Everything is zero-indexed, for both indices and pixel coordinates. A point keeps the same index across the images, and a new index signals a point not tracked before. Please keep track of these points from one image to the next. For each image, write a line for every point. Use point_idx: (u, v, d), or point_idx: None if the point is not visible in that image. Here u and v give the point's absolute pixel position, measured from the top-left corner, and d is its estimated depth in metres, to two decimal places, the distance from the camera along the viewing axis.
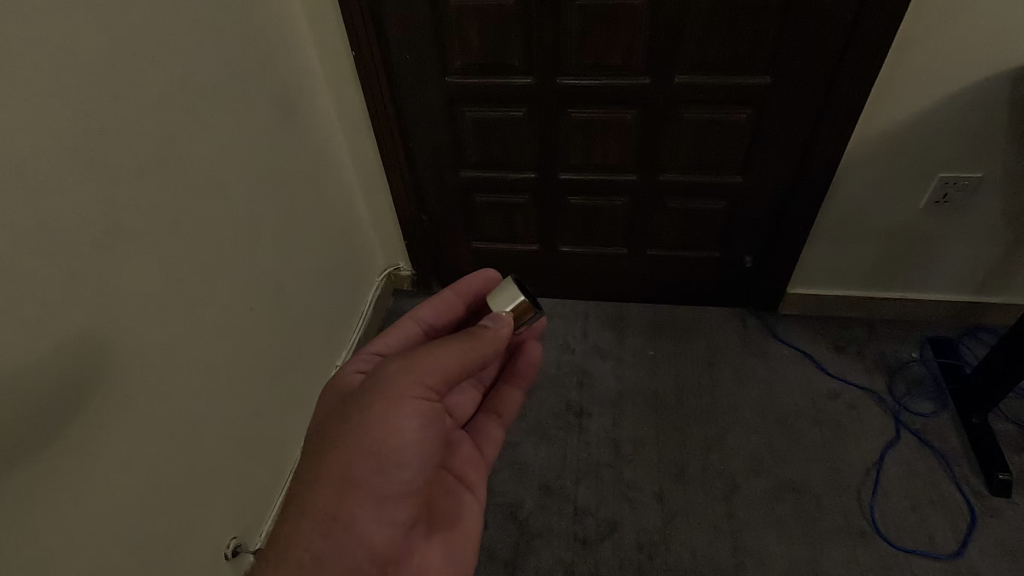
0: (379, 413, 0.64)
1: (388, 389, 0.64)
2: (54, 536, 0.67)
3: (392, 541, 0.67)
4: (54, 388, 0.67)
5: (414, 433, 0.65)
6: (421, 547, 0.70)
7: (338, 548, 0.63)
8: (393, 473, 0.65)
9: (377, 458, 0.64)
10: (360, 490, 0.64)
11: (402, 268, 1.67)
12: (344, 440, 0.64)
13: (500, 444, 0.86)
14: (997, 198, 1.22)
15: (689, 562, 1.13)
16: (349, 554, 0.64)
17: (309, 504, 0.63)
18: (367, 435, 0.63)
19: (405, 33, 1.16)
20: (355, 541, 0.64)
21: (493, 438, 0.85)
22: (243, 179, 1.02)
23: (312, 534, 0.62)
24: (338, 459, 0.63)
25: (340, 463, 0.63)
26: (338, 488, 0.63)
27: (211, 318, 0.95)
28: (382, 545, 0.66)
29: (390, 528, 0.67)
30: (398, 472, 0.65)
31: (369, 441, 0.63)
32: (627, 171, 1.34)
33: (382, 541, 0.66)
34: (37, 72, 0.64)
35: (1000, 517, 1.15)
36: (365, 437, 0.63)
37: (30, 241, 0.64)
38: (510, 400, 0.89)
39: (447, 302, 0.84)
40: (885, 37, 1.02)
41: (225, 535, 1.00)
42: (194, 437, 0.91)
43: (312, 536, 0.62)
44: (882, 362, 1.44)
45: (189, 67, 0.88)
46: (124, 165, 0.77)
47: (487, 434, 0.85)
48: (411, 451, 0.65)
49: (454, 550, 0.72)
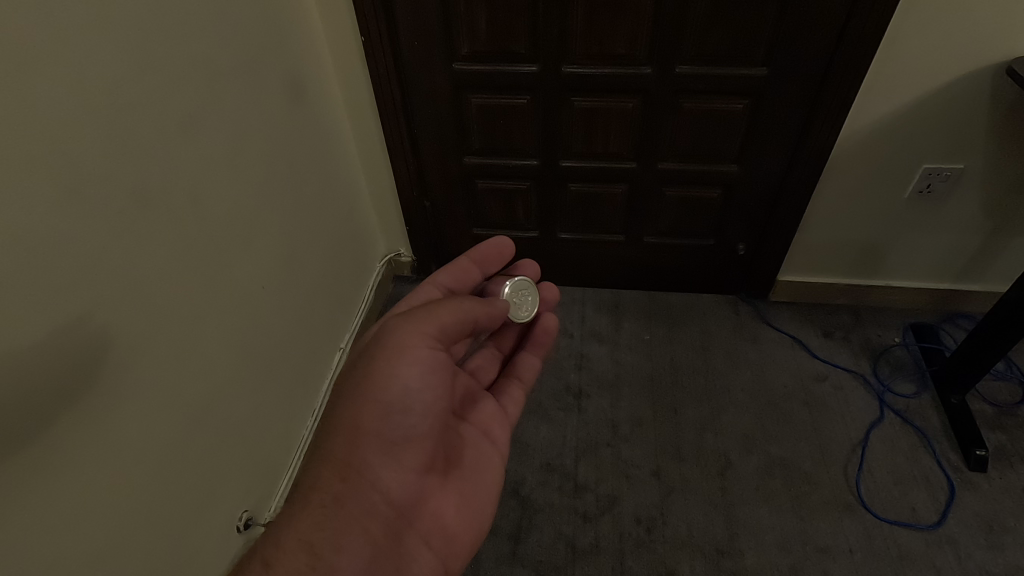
0: (380, 364, 0.70)
1: (386, 343, 0.71)
2: (77, 499, 0.69)
3: (407, 486, 0.72)
4: (81, 355, 0.69)
5: (414, 378, 0.71)
6: (437, 495, 0.74)
7: (354, 491, 0.70)
8: (401, 418, 0.71)
9: (382, 405, 0.70)
10: (370, 435, 0.70)
11: (403, 254, 1.70)
12: (352, 391, 0.71)
13: (523, 404, 0.91)
14: (976, 189, 1.29)
15: (686, 534, 1.17)
16: (368, 496, 0.70)
17: (328, 451, 0.70)
18: (371, 384, 0.70)
19: (414, 21, 1.18)
20: (371, 484, 0.70)
21: (515, 399, 0.90)
22: (257, 160, 1.04)
23: (330, 479, 0.69)
24: (347, 408, 0.70)
25: (349, 411, 0.70)
26: (349, 434, 0.70)
27: (226, 294, 0.96)
28: (399, 492, 0.72)
29: (405, 473, 0.72)
30: (405, 417, 0.71)
31: (374, 388, 0.70)
32: (627, 159, 1.38)
33: (398, 489, 0.72)
34: (70, 46, 0.67)
35: (977, 490, 1.22)
36: (369, 386, 0.70)
37: (62, 210, 0.66)
38: (530, 365, 0.95)
39: (464, 269, 0.91)
40: (877, 33, 1.07)
41: (237, 508, 1.03)
42: (208, 412, 0.93)
43: (329, 481, 0.69)
44: (868, 347, 1.50)
45: (207, 48, 0.90)
46: (145, 142, 0.78)
47: (508, 394, 0.90)
48: (415, 397, 0.71)
49: (471, 498, 0.77)
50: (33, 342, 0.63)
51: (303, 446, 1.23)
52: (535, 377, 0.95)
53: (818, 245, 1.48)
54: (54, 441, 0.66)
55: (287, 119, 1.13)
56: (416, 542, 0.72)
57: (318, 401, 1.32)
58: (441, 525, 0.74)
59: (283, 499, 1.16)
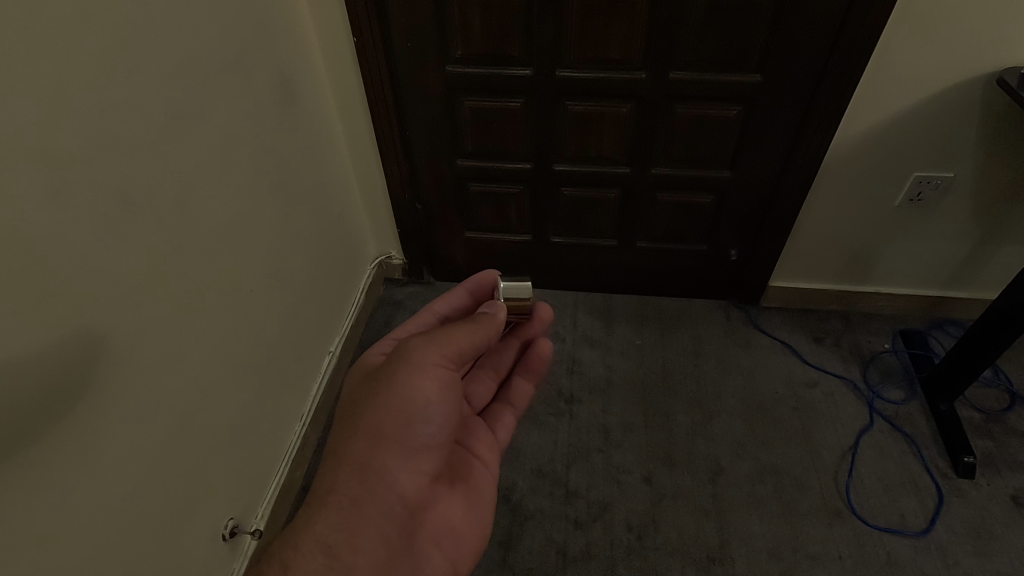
0: (405, 378, 0.67)
1: (413, 356, 0.68)
2: (59, 511, 0.67)
3: (420, 489, 0.70)
4: (63, 361, 0.67)
5: (439, 395, 0.68)
6: (444, 500, 0.74)
7: (373, 494, 0.66)
8: (421, 427, 0.68)
9: (406, 415, 0.67)
10: (392, 442, 0.67)
11: (394, 257, 1.68)
12: (375, 399, 0.67)
13: (512, 430, 0.90)
14: (965, 197, 1.30)
15: (676, 540, 1.17)
16: (384, 499, 0.67)
17: (347, 453, 0.67)
18: (393, 395, 0.67)
19: (407, 21, 1.17)
20: (388, 487, 0.67)
21: (506, 424, 0.89)
22: (246, 161, 1.02)
23: (349, 481, 0.66)
24: (371, 415, 0.67)
25: (371, 417, 0.67)
26: (370, 436, 0.67)
27: (213, 298, 0.94)
28: (412, 493, 0.69)
29: (418, 477, 0.70)
30: (426, 426, 0.68)
31: (397, 399, 0.67)
32: (619, 163, 1.38)
33: (412, 490, 0.69)
34: (53, 42, 0.65)
35: (964, 497, 1.22)
36: (392, 397, 0.67)
37: (46, 211, 0.64)
38: (523, 392, 0.93)
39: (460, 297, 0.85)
40: (870, 41, 1.07)
41: (223, 516, 1.00)
42: (195, 418, 0.91)
43: (348, 483, 0.66)
44: (858, 353, 1.51)
45: (194, 47, 0.88)
46: (132, 142, 0.76)
47: (500, 419, 0.89)
48: (436, 410, 0.68)
49: (472, 503, 0.77)
50: (15, 349, 0.61)
51: (291, 452, 1.21)
52: (528, 403, 0.94)
53: (808, 251, 1.48)
54: (36, 451, 0.64)
55: (278, 119, 1.11)
56: (425, 544, 0.71)
57: (308, 405, 1.30)
58: (448, 529, 0.73)
59: (271, 506, 1.14)
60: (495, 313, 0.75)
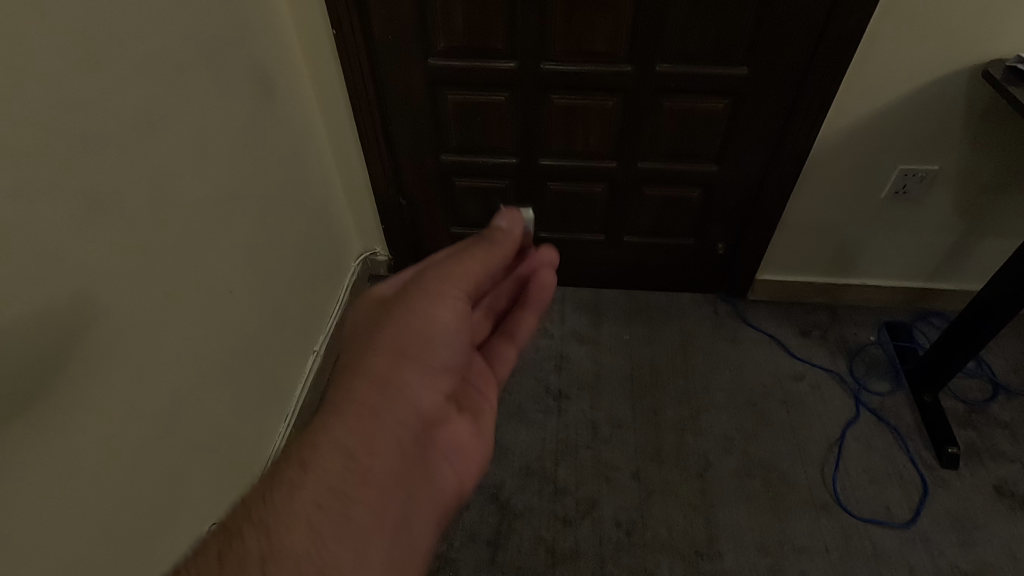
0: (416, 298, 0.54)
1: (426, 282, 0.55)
2: (32, 525, 0.65)
3: (433, 407, 0.54)
4: (32, 371, 0.65)
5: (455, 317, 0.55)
6: (453, 423, 0.58)
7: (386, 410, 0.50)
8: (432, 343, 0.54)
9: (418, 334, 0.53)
10: (406, 357, 0.52)
11: (379, 253, 1.66)
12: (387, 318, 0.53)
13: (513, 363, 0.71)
14: (950, 190, 1.30)
15: (666, 536, 1.17)
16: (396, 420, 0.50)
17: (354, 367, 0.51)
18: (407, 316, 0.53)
19: (387, 14, 1.14)
20: (402, 402, 0.51)
21: (505, 358, 0.69)
22: (222, 159, 0.99)
23: (354, 397, 0.49)
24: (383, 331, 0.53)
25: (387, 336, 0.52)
26: (391, 349, 0.52)
27: (191, 300, 0.92)
28: (426, 409, 0.53)
29: (432, 395, 0.54)
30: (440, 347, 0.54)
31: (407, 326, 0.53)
32: (606, 157, 1.36)
33: (427, 407, 0.53)
34: (14, 38, 0.62)
35: (949, 488, 1.24)
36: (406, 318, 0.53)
37: (11, 216, 0.62)
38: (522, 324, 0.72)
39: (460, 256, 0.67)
40: (856, 33, 1.07)
41: (204, 522, 0.98)
42: (173, 425, 0.89)
43: (357, 394, 0.49)
44: (844, 346, 1.51)
45: (165, 41, 0.85)
46: (100, 142, 0.73)
47: (498, 353, 0.69)
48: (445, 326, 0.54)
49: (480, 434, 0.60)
50: None
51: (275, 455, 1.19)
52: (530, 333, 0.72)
53: (795, 244, 1.48)
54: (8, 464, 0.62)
55: (256, 115, 1.08)
56: (434, 475, 0.54)
57: (291, 406, 1.28)
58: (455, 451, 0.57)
59: None
60: (512, 229, 0.60)
